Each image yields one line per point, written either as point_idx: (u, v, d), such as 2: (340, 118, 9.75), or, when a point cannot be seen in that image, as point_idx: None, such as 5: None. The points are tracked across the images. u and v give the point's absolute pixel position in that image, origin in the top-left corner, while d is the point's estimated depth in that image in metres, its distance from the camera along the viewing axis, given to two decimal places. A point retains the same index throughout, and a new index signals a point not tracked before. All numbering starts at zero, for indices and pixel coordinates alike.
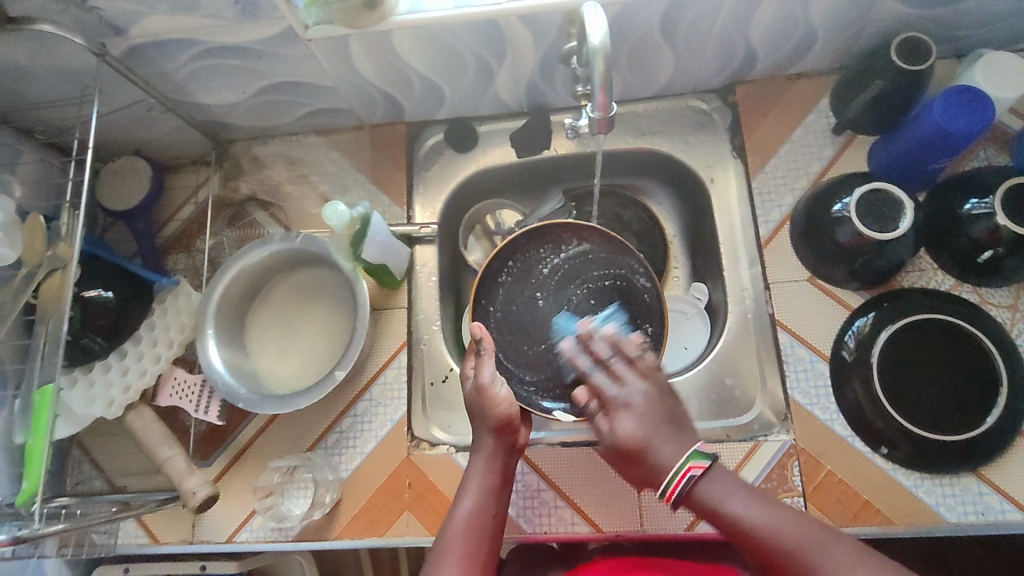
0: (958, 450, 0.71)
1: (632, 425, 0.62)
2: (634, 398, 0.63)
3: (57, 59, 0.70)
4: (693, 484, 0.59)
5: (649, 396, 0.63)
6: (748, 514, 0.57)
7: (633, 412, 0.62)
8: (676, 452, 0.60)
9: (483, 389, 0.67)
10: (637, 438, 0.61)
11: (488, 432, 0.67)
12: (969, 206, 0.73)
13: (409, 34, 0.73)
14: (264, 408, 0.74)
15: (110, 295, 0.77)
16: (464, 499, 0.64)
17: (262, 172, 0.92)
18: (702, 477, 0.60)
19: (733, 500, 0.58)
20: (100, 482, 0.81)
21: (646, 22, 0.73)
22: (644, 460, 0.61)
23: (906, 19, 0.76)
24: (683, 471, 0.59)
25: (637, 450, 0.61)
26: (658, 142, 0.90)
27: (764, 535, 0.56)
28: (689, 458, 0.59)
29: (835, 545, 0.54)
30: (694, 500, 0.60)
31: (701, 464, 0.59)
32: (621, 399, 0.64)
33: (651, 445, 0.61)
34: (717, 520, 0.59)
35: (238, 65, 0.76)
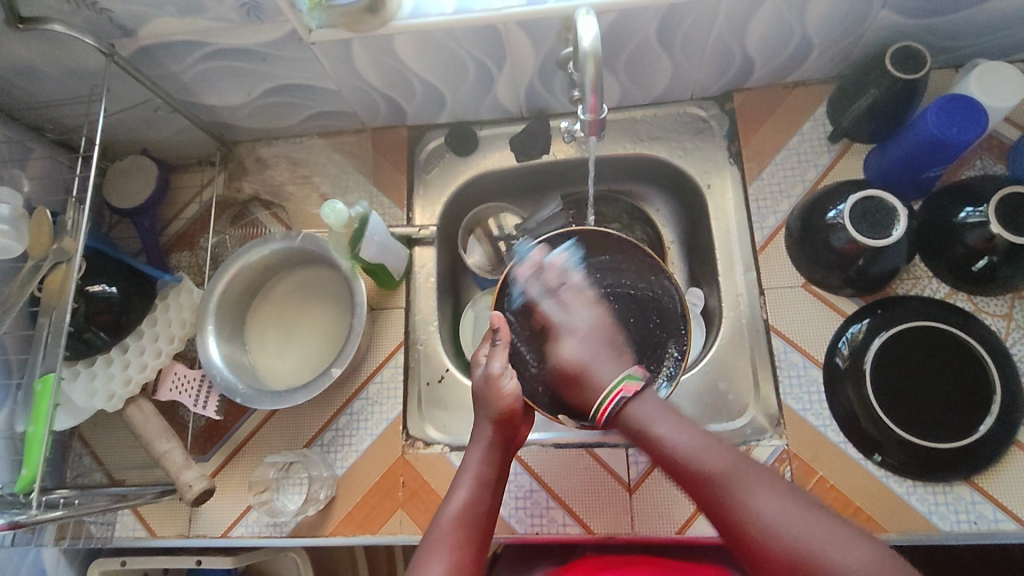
0: (951, 458, 0.71)
1: (575, 350, 0.69)
2: (580, 326, 0.71)
3: (67, 58, 0.72)
4: (625, 403, 0.62)
5: (597, 318, 0.72)
6: (676, 439, 0.59)
7: (577, 338, 0.70)
8: (613, 372, 0.66)
9: (490, 379, 0.67)
10: (576, 363, 0.68)
11: (489, 422, 0.66)
12: (963, 215, 0.73)
13: (409, 39, 0.74)
14: (262, 403, 0.75)
15: (114, 290, 0.78)
16: (459, 488, 0.63)
17: (266, 172, 0.93)
18: (634, 399, 0.63)
19: (658, 421, 0.60)
20: (99, 475, 0.82)
21: (643, 29, 0.75)
22: (582, 385, 0.67)
23: (901, 28, 0.77)
24: (615, 391, 0.63)
25: (579, 372, 0.67)
26: (656, 147, 0.91)
27: (690, 459, 0.57)
28: (622, 380, 0.63)
29: (766, 484, 0.55)
30: (625, 421, 0.62)
31: (633, 387, 0.63)
32: (568, 325, 0.71)
33: (591, 366, 0.67)
34: (647, 444, 0.61)
35: (243, 67, 0.77)
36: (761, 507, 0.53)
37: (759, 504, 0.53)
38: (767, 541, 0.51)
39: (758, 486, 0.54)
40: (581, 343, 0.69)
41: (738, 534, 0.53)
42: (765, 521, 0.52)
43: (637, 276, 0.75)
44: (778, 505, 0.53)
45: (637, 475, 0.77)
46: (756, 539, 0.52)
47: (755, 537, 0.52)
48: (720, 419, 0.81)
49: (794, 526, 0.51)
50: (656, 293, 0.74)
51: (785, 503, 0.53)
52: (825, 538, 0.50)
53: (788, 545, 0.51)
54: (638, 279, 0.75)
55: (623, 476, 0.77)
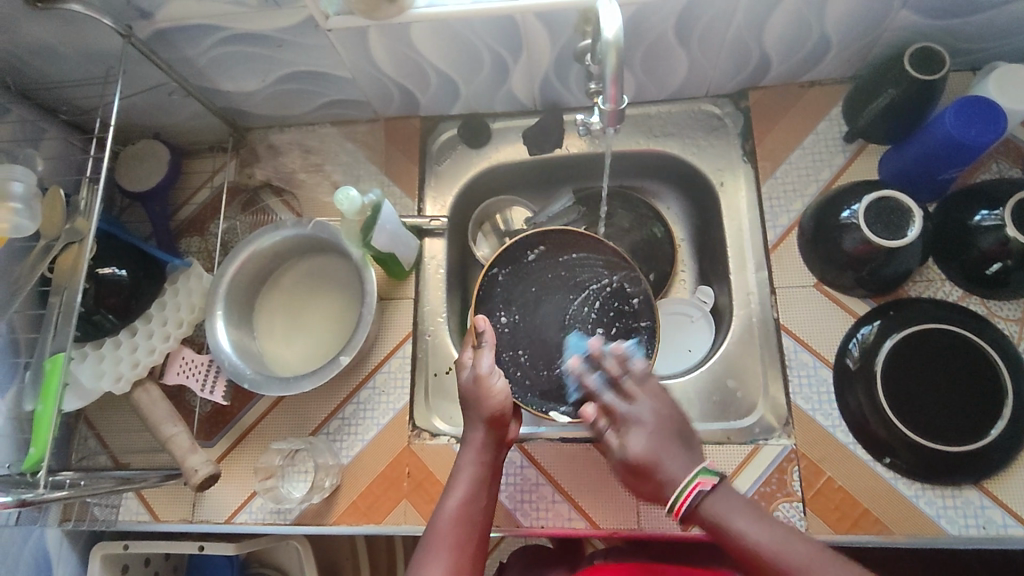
0: (961, 462, 0.71)
1: (643, 442, 0.60)
2: (645, 415, 0.62)
3: (84, 40, 0.72)
4: (701, 499, 0.57)
5: (659, 414, 0.62)
6: (755, 534, 0.55)
7: (644, 429, 0.61)
8: (685, 466, 0.58)
9: (483, 376, 0.67)
10: (649, 455, 0.59)
11: (480, 425, 0.66)
12: (979, 217, 0.73)
13: (426, 28, 0.74)
14: (270, 389, 0.75)
15: (124, 273, 0.78)
16: (454, 491, 0.62)
17: (278, 159, 0.93)
18: (711, 492, 0.58)
19: (737, 517, 0.56)
20: (104, 458, 0.82)
21: (662, 24, 0.74)
22: (655, 477, 0.59)
23: (921, 29, 0.76)
24: (693, 484, 0.57)
25: (648, 467, 0.59)
26: (669, 144, 0.90)
27: (771, 556, 0.54)
28: (699, 474, 0.57)
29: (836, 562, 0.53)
30: (700, 518, 0.57)
31: (710, 480, 0.57)
32: (632, 416, 0.62)
33: (662, 461, 0.59)
34: (723, 539, 0.57)
35: (259, 52, 0.77)
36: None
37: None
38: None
39: (835, 574, 0.52)
40: (654, 443, 0.59)
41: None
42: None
43: (608, 269, 0.80)
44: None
45: None
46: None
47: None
48: (727, 418, 0.81)
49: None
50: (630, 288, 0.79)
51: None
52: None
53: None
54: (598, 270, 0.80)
55: None
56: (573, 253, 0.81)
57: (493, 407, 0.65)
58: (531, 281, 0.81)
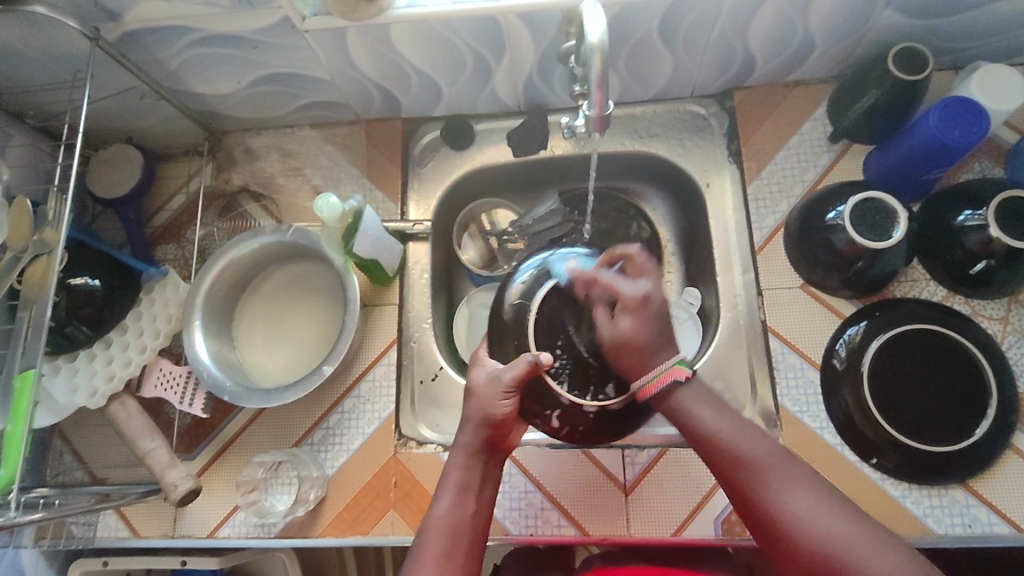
0: (947, 461, 0.71)
1: (636, 324, 0.61)
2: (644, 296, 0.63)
3: (47, 42, 0.69)
4: (674, 387, 0.60)
5: (660, 296, 0.64)
6: (714, 426, 0.59)
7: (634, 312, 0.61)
8: (665, 356, 0.61)
9: (496, 385, 0.61)
10: (638, 337, 0.60)
11: (476, 426, 0.62)
12: (962, 217, 0.73)
13: (405, 29, 0.72)
14: (250, 401, 0.73)
15: (97, 283, 0.75)
16: (445, 498, 0.61)
17: (256, 163, 0.91)
18: (685, 384, 0.61)
19: (701, 408, 0.60)
20: (80, 474, 0.80)
21: (646, 25, 0.73)
22: (640, 353, 0.60)
23: (903, 29, 0.76)
24: (665, 372, 0.60)
25: (636, 346, 0.60)
26: (654, 145, 0.89)
27: (724, 445, 0.58)
28: (673, 365, 0.60)
29: (796, 475, 0.56)
30: (664, 404, 0.61)
31: (685, 371, 0.60)
32: (635, 295, 0.62)
33: (651, 347, 0.60)
34: (684, 426, 0.60)
35: (234, 54, 0.75)
36: (785, 497, 0.55)
37: (789, 498, 0.55)
38: (781, 525, 0.54)
39: (781, 473, 0.56)
40: (642, 324, 0.61)
41: (761, 520, 0.55)
42: (784, 507, 0.54)
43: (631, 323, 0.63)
44: (798, 495, 0.55)
45: (633, 476, 0.76)
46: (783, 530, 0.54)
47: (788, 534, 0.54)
48: None
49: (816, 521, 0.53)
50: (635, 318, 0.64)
51: (826, 511, 0.54)
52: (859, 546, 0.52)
53: (817, 539, 0.53)
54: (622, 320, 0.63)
55: (619, 477, 0.77)
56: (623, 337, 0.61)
57: (494, 417, 0.61)
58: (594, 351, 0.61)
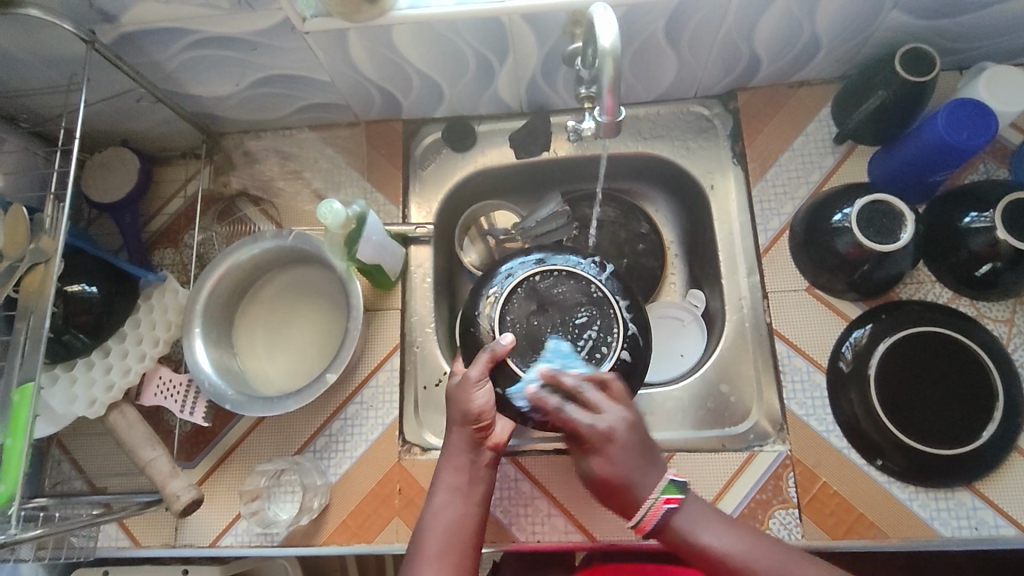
0: (954, 464, 0.71)
1: (610, 467, 0.57)
2: (614, 427, 0.57)
3: (42, 45, 0.68)
4: (668, 518, 0.56)
5: (631, 425, 0.58)
6: (724, 544, 0.56)
7: (612, 444, 0.57)
8: (653, 480, 0.57)
9: (467, 380, 0.62)
10: (617, 475, 0.57)
11: (458, 427, 0.62)
12: (968, 219, 0.73)
13: (409, 30, 0.71)
14: (252, 410, 0.72)
15: (94, 290, 0.73)
16: (435, 498, 0.60)
17: (254, 166, 0.90)
18: (679, 508, 0.57)
19: (706, 532, 0.56)
20: (79, 483, 0.79)
21: (652, 26, 0.72)
22: (626, 494, 0.57)
23: (909, 29, 0.76)
24: (657, 505, 0.56)
25: (618, 485, 0.57)
26: (657, 146, 0.89)
27: (744, 564, 0.55)
28: (665, 490, 0.56)
29: (817, 570, 0.54)
30: (668, 535, 0.57)
31: (676, 497, 0.57)
32: (600, 433, 0.57)
33: (632, 480, 0.56)
34: (692, 554, 0.56)
35: (232, 56, 0.74)
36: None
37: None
38: None
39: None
40: (615, 461, 0.56)
41: None
42: None
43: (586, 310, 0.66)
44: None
45: None
46: None
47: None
48: (721, 424, 0.80)
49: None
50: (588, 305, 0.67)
51: None
52: None
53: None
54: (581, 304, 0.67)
55: None
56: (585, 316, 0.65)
57: (472, 412, 0.61)
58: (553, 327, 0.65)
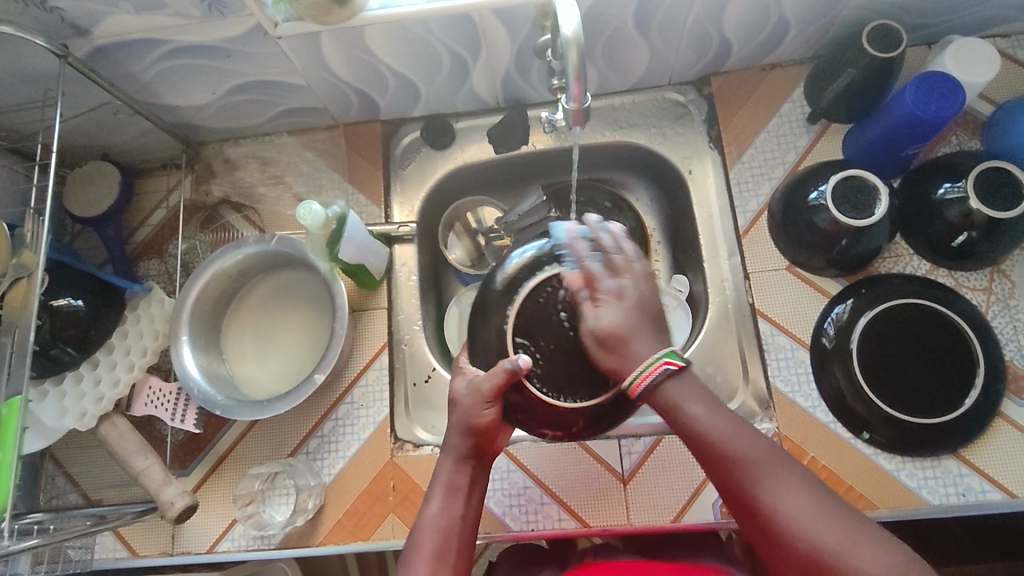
0: (938, 433, 0.72)
1: (616, 316, 0.56)
2: (627, 291, 0.58)
3: (15, 61, 0.68)
4: (664, 379, 0.55)
5: (641, 289, 0.59)
6: (707, 419, 0.54)
7: (621, 303, 0.57)
8: (651, 348, 0.56)
9: (477, 396, 0.59)
10: (621, 329, 0.56)
11: (461, 433, 0.62)
12: (942, 191, 0.74)
13: (380, 30, 0.71)
14: (242, 414, 0.72)
15: (81, 303, 0.74)
16: (434, 500, 0.61)
17: (235, 173, 0.90)
18: (676, 375, 0.56)
19: (694, 402, 0.55)
20: (75, 496, 0.79)
21: (620, 15, 0.73)
22: (622, 350, 0.56)
23: (874, 7, 0.77)
24: (654, 366, 0.55)
25: (618, 339, 0.55)
26: (634, 135, 0.90)
27: (718, 441, 0.54)
28: (665, 355, 0.55)
29: (789, 471, 0.53)
30: (657, 397, 0.56)
31: (676, 362, 0.55)
32: (613, 288, 0.58)
33: (633, 336, 0.56)
34: (675, 420, 0.56)
35: (207, 65, 0.74)
36: (781, 499, 0.51)
37: (781, 497, 0.51)
38: (778, 532, 0.51)
39: (776, 470, 0.53)
40: (606, 347, 0.56)
41: (755, 524, 0.52)
42: (779, 506, 0.51)
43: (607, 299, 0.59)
44: (797, 494, 0.51)
45: (631, 466, 0.76)
46: (777, 531, 0.51)
47: (777, 530, 0.51)
48: None
49: (800, 519, 0.50)
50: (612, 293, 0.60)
51: (805, 497, 0.51)
52: (849, 540, 0.49)
53: (807, 539, 0.50)
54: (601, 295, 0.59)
55: (617, 468, 0.77)
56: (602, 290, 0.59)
57: (477, 425, 0.60)
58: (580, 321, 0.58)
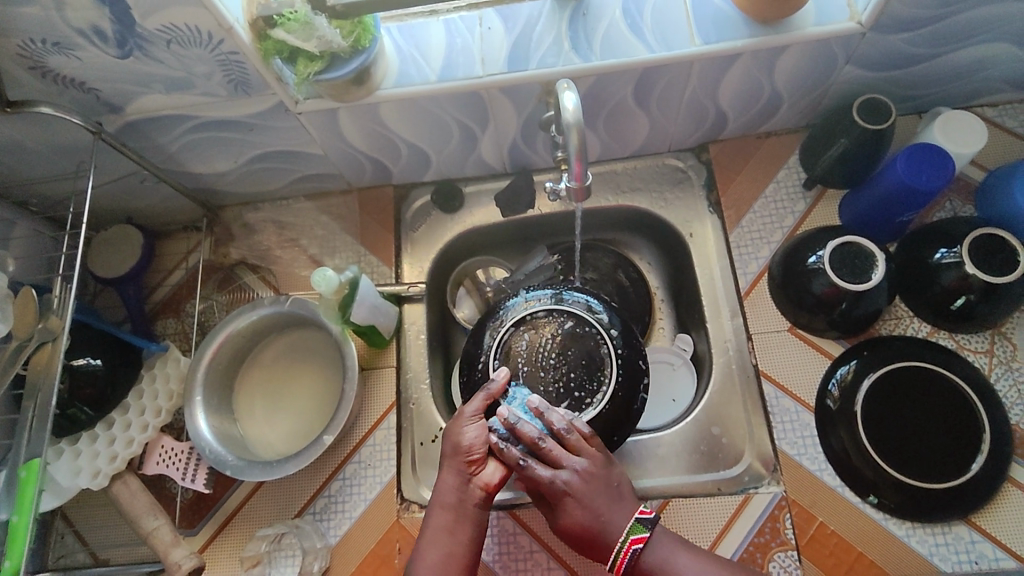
0: (947, 498, 0.71)
1: (580, 515, 0.61)
2: (575, 482, 0.61)
3: (52, 136, 0.73)
4: (639, 553, 0.62)
5: (588, 473, 0.62)
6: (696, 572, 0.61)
7: (578, 500, 0.61)
8: (621, 523, 0.61)
9: (462, 415, 0.66)
10: (591, 524, 0.61)
11: (450, 467, 0.65)
12: (939, 255, 0.76)
13: (395, 107, 0.76)
14: (252, 474, 0.73)
15: (98, 362, 0.76)
16: (423, 536, 0.62)
17: (252, 237, 0.94)
18: (648, 544, 0.62)
19: (681, 562, 0.62)
20: (83, 555, 0.79)
21: (621, 91, 0.77)
22: (599, 541, 0.61)
23: (864, 81, 0.81)
24: (627, 545, 0.61)
25: (591, 535, 0.61)
26: (636, 198, 0.93)
27: None
28: (632, 532, 0.62)
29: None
30: (641, 570, 0.62)
31: (643, 537, 0.62)
32: (563, 488, 0.61)
33: (602, 527, 0.61)
34: None
35: (231, 137, 0.79)
36: None
37: None
38: None
39: None
40: (586, 544, 0.62)
41: None
42: None
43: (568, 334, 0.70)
44: None
45: None
46: None
47: None
48: (715, 467, 0.80)
49: None
50: (580, 332, 0.70)
51: None
52: None
53: None
54: (560, 329, 0.70)
55: None
56: (547, 323, 0.71)
57: (463, 445, 0.64)
58: (552, 352, 0.69)
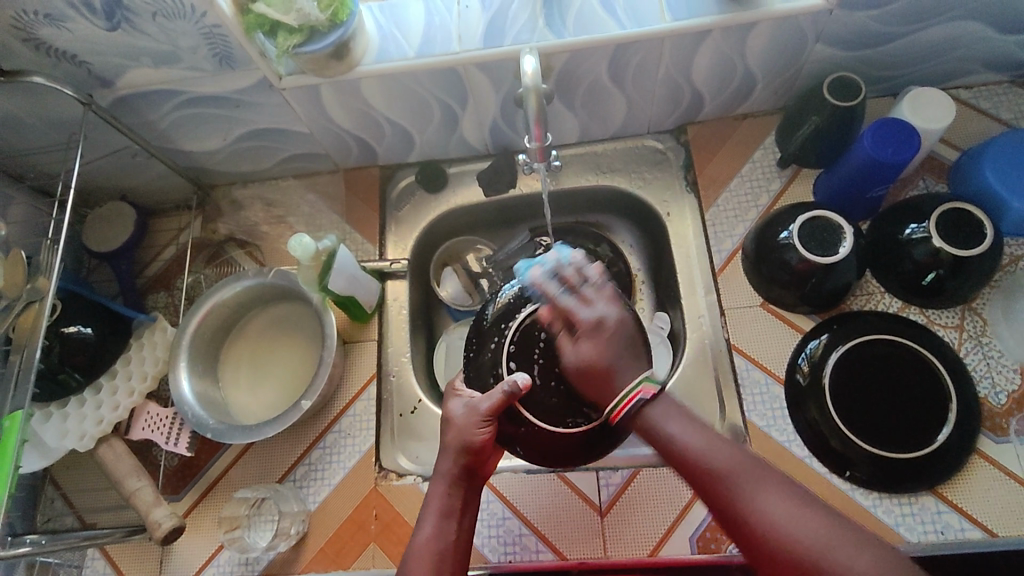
0: (914, 468, 0.72)
1: (596, 349, 0.60)
2: (604, 322, 0.61)
3: (46, 108, 0.76)
4: (643, 405, 0.59)
5: (620, 321, 0.62)
6: (688, 437, 0.57)
7: (597, 338, 0.61)
8: (632, 375, 0.60)
9: (474, 414, 0.60)
10: (601, 360, 0.60)
11: (452, 455, 0.61)
12: (909, 231, 0.76)
13: (375, 83, 0.78)
14: (232, 436, 0.75)
15: (89, 330, 0.79)
16: (424, 523, 0.59)
17: (241, 214, 0.97)
18: (653, 400, 0.59)
19: (674, 421, 0.58)
20: (70, 518, 0.82)
21: (595, 68, 0.79)
22: (606, 381, 0.59)
23: (835, 60, 0.82)
24: (635, 389, 0.58)
25: (602, 372, 0.59)
26: (615, 178, 0.94)
27: (706, 457, 0.56)
28: (641, 381, 0.59)
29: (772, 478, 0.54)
30: (640, 422, 0.59)
31: (652, 387, 0.59)
32: (590, 322, 0.61)
33: (615, 368, 0.59)
34: (662, 446, 0.58)
35: (219, 113, 0.81)
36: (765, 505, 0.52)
37: (763, 501, 0.52)
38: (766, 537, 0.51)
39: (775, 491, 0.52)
40: (591, 381, 0.60)
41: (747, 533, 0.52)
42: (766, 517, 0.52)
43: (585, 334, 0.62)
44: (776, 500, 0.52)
45: (608, 498, 0.77)
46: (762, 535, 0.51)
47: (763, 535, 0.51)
48: None
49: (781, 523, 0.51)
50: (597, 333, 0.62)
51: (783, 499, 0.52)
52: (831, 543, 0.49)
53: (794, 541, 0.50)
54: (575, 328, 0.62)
55: (594, 500, 0.78)
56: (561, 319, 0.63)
57: (473, 446, 0.60)
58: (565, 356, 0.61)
